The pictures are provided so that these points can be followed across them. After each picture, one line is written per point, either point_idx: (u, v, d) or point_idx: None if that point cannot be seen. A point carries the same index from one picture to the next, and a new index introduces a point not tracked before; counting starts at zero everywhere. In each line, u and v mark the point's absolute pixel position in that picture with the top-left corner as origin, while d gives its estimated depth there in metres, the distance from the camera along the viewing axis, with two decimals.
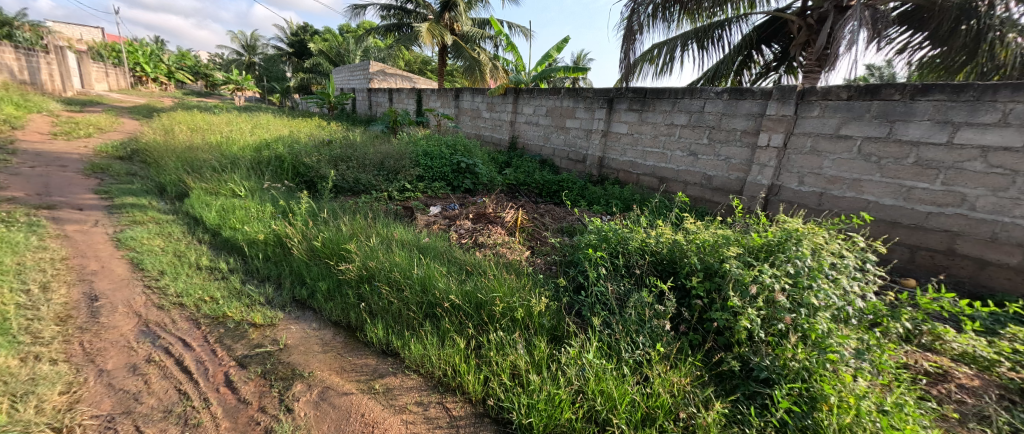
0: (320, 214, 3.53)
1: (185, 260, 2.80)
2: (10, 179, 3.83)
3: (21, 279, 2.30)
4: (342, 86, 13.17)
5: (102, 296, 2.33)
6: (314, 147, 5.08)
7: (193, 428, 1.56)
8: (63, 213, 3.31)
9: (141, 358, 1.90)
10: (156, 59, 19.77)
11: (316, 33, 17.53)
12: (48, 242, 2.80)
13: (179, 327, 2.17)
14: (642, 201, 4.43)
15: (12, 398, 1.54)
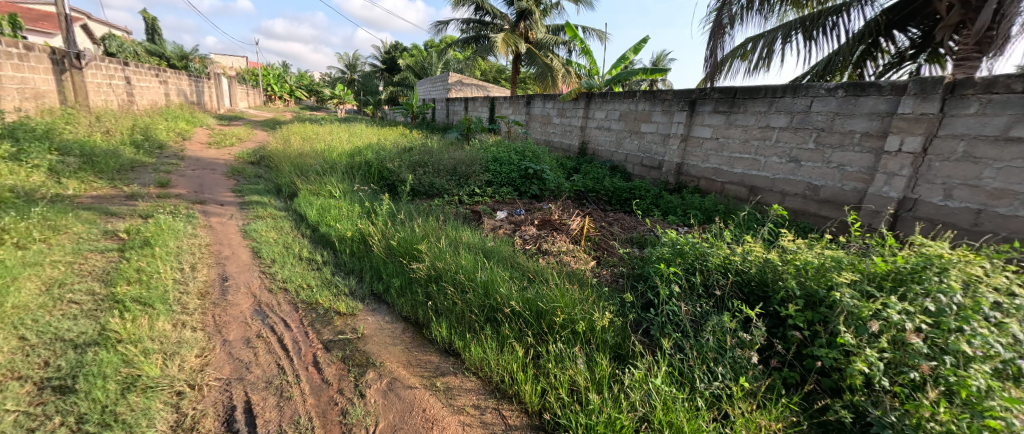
0: (398, 215, 3.79)
1: (291, 251, 3.22)
2: (179, 180, 4.82)
3: (180, 258, 2.84)
4: (425, 97, 14.20)
5: (230, 277, 2.75)
6: (396, 154, 5.52)
7: (286, 400, 1.74)
8: (211, 208, 4.04)
9: (253, 333, 2.19)
10: (282, 80, 23.55)
11: (406, 49, 19.24)
12: (198, 230, 3.43)
13: (282, 309, 2.47)
14: (730, 213, 3.95)
15: (166, 356, 1.89)
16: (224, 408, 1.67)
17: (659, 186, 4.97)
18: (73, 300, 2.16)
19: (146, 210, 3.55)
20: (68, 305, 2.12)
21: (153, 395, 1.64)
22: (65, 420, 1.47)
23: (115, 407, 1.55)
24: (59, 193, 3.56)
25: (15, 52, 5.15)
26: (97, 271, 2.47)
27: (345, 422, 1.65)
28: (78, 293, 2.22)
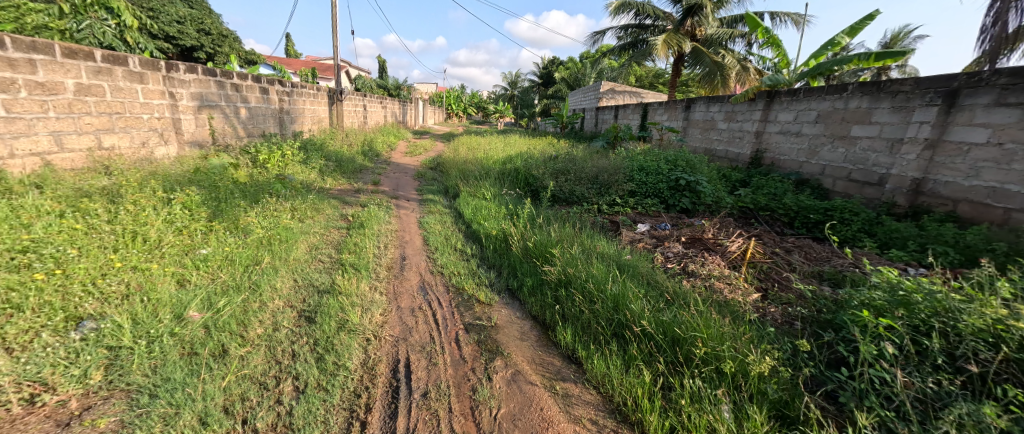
0: (538, 219, 3.96)
1: (449, 242, 3.41)
2: (386, 180, 6.19)
3: (381, 238, 3.27)
4: (576, 107, 14.47)
5: (407, 257, 2.99)
6: (543, 161, 5.80)
7: (433, 365, 1.77)
8: (402, 202, 4.95)
9: (416, 305, 2.28)
10: (459, 100, 27.91)
11: (562, 63, 20.06)
12: (392, 218, 3.97)
13: (438, 288, 2.55)
14: (1022, 254, 2.54)
15: (363, 309, 2.07)
16: (392, 359, 1.75)
17: (877, 209, 3.74)
18: (321, 259, 2.62)
19: (364, 201, 4.53)
20: (318, 261, 2.58)
21: (353, 336, 1.81)
22: (307, 341, 1.73)
23: (333, 338, 1.75)
24: (323, 185, 4.85)
25: (313, 92, 7.64)
26: (335, 241, 3.02)
27: (475, 399, 1.62)
28: (324, 254, 2.70)
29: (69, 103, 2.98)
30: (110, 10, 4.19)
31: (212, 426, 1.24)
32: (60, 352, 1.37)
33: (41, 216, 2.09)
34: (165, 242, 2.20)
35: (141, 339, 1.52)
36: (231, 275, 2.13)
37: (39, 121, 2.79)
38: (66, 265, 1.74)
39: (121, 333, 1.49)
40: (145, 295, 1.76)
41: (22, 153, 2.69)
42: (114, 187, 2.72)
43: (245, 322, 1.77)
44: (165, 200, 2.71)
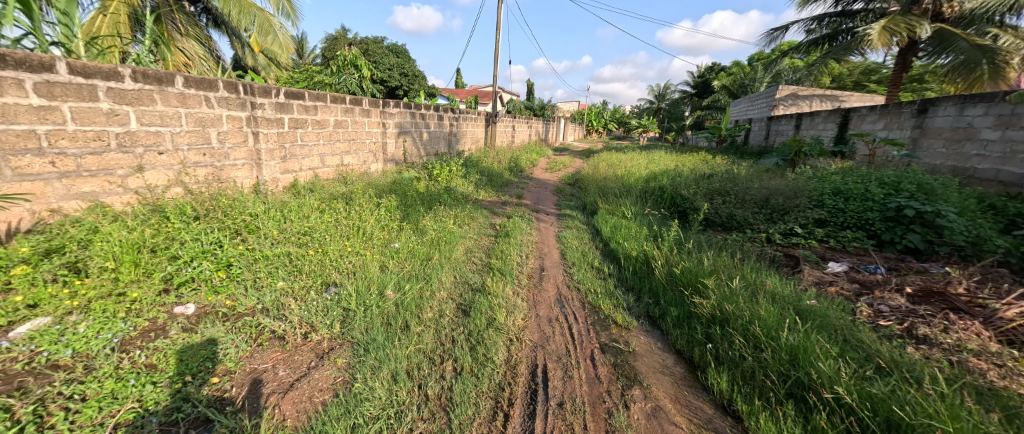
0: (687, 244, 3.57)
1: (586, 258, 3.41)
2: (528, 193, 6.59)
3: (523, 247, 3.51)
4: (740, 118, 12.56)
5: (545, 269, 3.12)
6: (694, 180, 5.23)
7: (568, 378, 1.81)
8: (542, 215, 5.18)
9: (553, 316, 2.37)
10: (601, 116, 27.72)
11: (724, 69, 17.80)
12: (532, 230, 4.21)
13: (574, 303, 2.58)
14: None
15: (508, 312, 2.26)
16: (531, 363, 1.87)
17: None
18: (476, 262, 2.97)
19: (509, 212, 4.94)
20: (471, 263, 2.95)
21: (499, 334, 2.00)
22: (463, 330, 2.00)
23: (483, 332, 1.98)
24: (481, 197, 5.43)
25: (474, 116, 8.80)
26: (487, 246, 3.40)
27: (610, 423, 1.58)
28: (476, 257, 3.06)
29: (330, 133, 4.22)
30: (357, 67, 5.79)
31: (400, 384, 1.55)
32: (319, 305, 1.94)
33: (309, 211, 3.02)
34: (374, 236, 2.88)
35: (361, 305, 2.01)
36: (414, 265, 2.62)
37: (315, 147, 4.03)
38: (323, 246, 2.48)
39: (354, 298, 2.01)
40: (363, 272, 2.30)
41: (305, 168, 3.94)
42: (344, 194, 3.71)
43: (425, 306, 2.15)
44: (375, 204, 3.56)
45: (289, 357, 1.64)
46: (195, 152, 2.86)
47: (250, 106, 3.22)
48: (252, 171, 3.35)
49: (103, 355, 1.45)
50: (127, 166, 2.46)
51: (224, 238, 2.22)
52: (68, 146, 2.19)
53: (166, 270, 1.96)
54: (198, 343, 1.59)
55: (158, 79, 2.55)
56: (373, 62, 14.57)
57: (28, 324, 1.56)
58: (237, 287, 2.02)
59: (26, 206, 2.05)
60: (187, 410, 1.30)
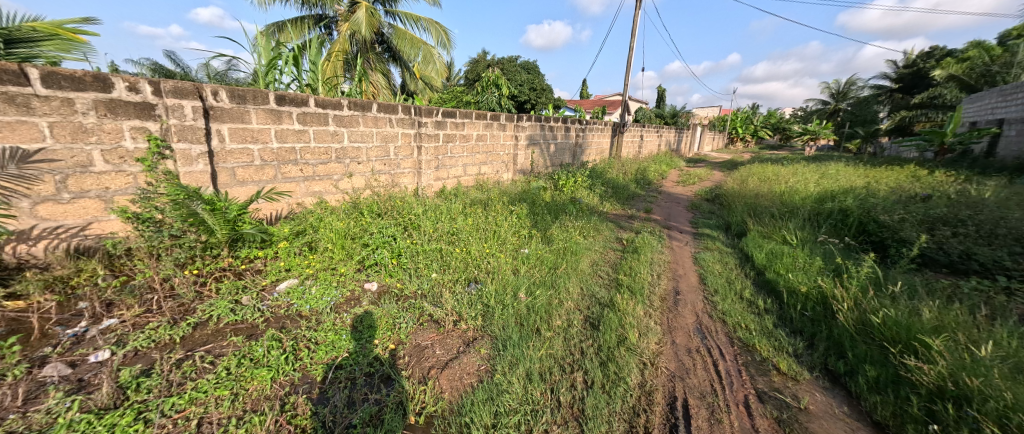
0: (888, 285, 2.74)
1: (733, 287, 2.95)
2: (658, 208, 6.05)
3: (655, 266, 3.26)
4: (978, 118, 9.12)
5: (682, 293, 2.82)
6: (896, 202, 4.01)
7: (716, 422, 1.60)
8: (675, 233, 4.69)
9: (694, 347, 2.13)
10: (751, 123, 23.87)
11: (950, 55, 13.27)
12: (664, 249, 3.86)
13: (720, 337, 2.27)
14: None
15: (642, 333, 2.13)
16: (669, 395, 1.72)
17: None
18: (603, 276, 2.91)
19: (637, 227, 4.63)
20: (599, 276, 2.89)
21: (633, 355, 1.91)
22: (593, 343, 1.98)
23: (615, 350, 1.92)
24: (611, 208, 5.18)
25: (601, 127, 8.65)
26: (616, 260, 3.27)
27: None
28: (604, 272, 2.99)
29: (473, 146, 4.75)
30: (498, 86, 6.35)
31: (535, 384, 1.63)
32: (465, 298, 2.18)
33: (454, 214, 3.43)
34: (508, 240, 3.09)
35: (499, 302, 2.19)
36: (544, 271, 2.71)
37: (460, 159, 4.58)
38: (467, 245, 2.80)
39: (494, 296, 2.21)
40: (500, 273, 2.49)
41: (453, 176, 4.54)
42: (483, 200, 4.10)
43: (556, 313, 2.20)
44: (509, 211, 3.83)
45: (443, 339, 1.89)
46: (379, 163, 3.59)
47: (418, 124, 3.87)
48: (414, 178, 4.03)
49: (325, 312, 1.93)
50: (339, 173, 3.26)
51: (396, 233, 2.71)
52: (310, 158, 3.02)
53: (360, 254, 2.51)
54: (382, 314, 1.98)
55: (362, 106, 3.29)
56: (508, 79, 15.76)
57: (284, 283, 2.21)
58: (403, 273, 2.44)
59: (286, 199, 2.92)
60: (377, 367, 1.63)
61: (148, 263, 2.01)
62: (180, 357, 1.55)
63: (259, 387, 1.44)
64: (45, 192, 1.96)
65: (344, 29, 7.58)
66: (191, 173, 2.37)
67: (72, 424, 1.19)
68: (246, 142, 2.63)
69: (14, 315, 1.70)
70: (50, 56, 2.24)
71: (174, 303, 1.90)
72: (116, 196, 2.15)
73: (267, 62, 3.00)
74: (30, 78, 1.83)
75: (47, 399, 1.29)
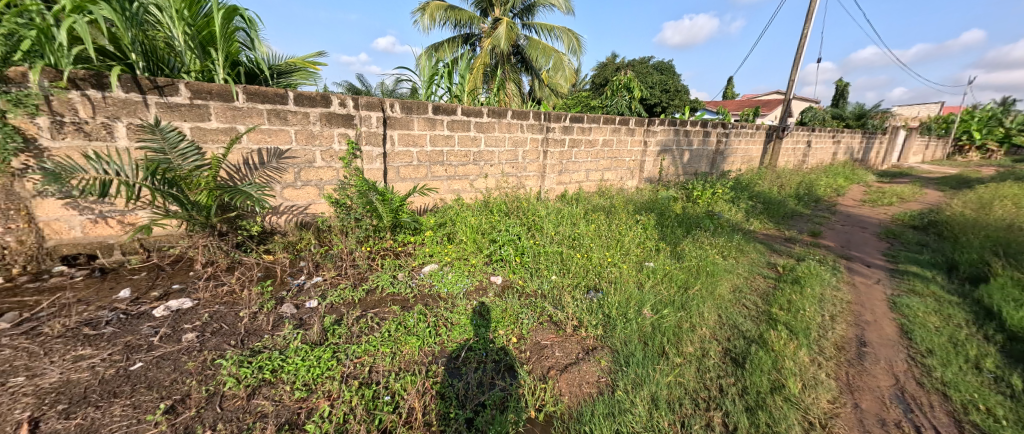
0: None
1: (960, 349, 2.13)
2: (826, 232, 4.63)
3: (825, 303, 2.62)
4: None
5: (870, 345, 2.18)
6: None
7: None
8: (856, 266, 3.54)
9: (889, 419, 1.64)
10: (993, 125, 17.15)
11: None
12: (841, 283, 3.03)
13: (934, 415, 1.69)
14: None
15: (804, 382, 1.76)
16: None
17: None
18: (746, 303, 2.51)
19: (800, 253, 3.71)
20: (742, 305, 2.49)
21: (792, 408, 1.59)
22: (734, 382, 1.72)
23: (764, 396, 1.63)
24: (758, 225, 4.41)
25: (752, 132, 7.45)
26: (765, 284, 2.78)
27: None
28: (748, 300, 2.57)
29: (598, 151, 4.66)
30: (630, 89, 6.06)
31: (662, 412, 1.51)
32: (587, 305, 2.16)
33: (577, 220, 3.42)
34: (632, 251, 2.93)
35: (622, 313, 2.10)
36: (672, 287, 2.49)
37: (584, 164, 4.55)
38: (588, 251, 2.79)
39: (616, 307, 2.14)
40: (622, 284, 2.39)
41: (576, 181, 4.57)
42: (606, 207, 4.00)
43: (686, 337, 2.00)
44: (634, 221, 3.63)
45: (563, 342, 1.90)
46: (509, 165, 3.85)
47: (546, 129, 4.01)
48: (538, 181, 4.20)
49: (459, 298, 2.17)
50: (475, 173, 3.62)
51: (521, 233, 2.88)
52: (454, 160, 3.44)
53: (488, 249, 2.73)
54: (506, 306, 2.13)
55: (499, 113, 3.57)
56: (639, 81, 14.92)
57: (427, 266, 2.56)
58: (525, 272, 2.56)
59: (433, 194, 3.40)
60: (502, 356, 1.75)
61: (339, 239, 2.59)
62: (358, 315, 1.94)
63: (411, 352, 1.69)
64: (288, 180, 2.69)
65: (486, 45, 8.37)
66: (371, 170, 2.99)
67: (296, 349, 1.61)
68: (409, 146, 3.14)
69: (267, 264, 2.42)
70: (297, 83, 3.08)
71: (354, 271, 2.39)
72: (325, 185, 2.83)
73: (427, 79, 3.58)
74: (287, 98, 2.53)
75: (283, 329, 1.77)
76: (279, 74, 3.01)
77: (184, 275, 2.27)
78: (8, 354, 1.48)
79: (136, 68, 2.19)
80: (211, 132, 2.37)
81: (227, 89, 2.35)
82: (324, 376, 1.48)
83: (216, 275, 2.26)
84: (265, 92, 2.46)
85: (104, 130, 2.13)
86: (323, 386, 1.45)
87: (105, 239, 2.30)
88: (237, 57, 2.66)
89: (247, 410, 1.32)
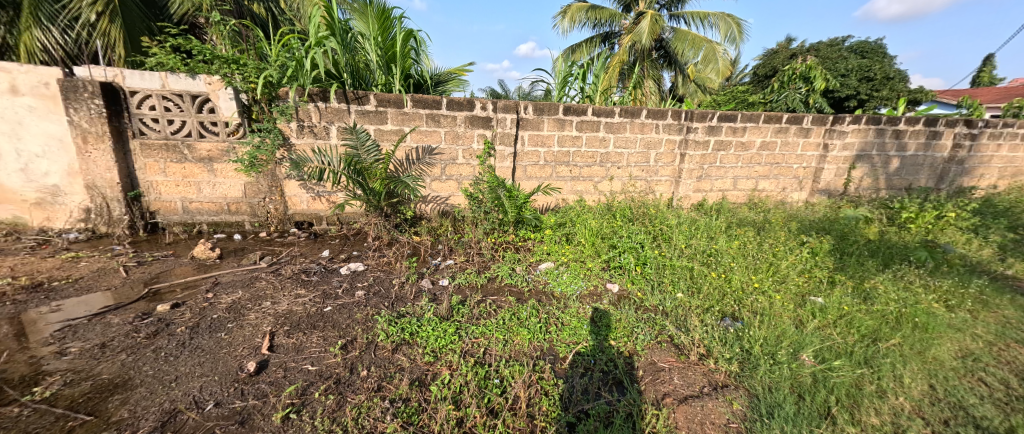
0: None
1: None
2: None
3: None
4: None
5: None
6: None
7: None
8: None
9: None
10: None
11: None
12: None
13: None
14: None
15: None
16: None
17: None
18: (976, 373, 1.78)
19: None
20: (972, 375, 1.74)
21: None
22: None
23: None
24: (1015, 267, 3.07)
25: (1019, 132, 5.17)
26: (1018, 352, 1.92)
27: None
28: (984, 367, 1.79)
29: (752, 155, 3.97)
30: (809, 79, 4.77)
31: None
32: (717, 333, 1.90)
33: (717, 234, 3.02)
34: (790, 279, 2.42)
35: (763, 350, 1.79)
36: (844, 331, 1.97)
37: (732, 169, 3.96)
38: (728, 272, 2.43)
39: (753, 341, 1.83)
40: (773, 318, 2.02)
41: (718, 189, 4.02)
42: (754, 222, 3.42)
43: (854, 398, 1.57)
44: (798, 243, 2.98)
45: (684, 369, 1.72)
46: (638, 168, 3.65)
47: (686, 130, 3.63)
48: (670, 187, 3.85)
49: (571, 300, 2.19)
50: (600, 175, 3.55)
51: (645, 241, 2.71)
52: (579, 161, 3.43)
53: (607, 254, 2.65)
54: (621, 317, 2.05)
55: (632, 113, 3.40)
56: (825, 63, 11.92)
57: (544, 263, 2.64)
58: (646, 283, 2.40)
59: (556, 194, 3.50)
60: (610, 368, 1.70)
61: (470, 228, 2.90)
62: (479, 299, 2.15)
63: (521, 343, 1.79)
64: (435, 173, 3.13)
65: (625, 42, 8.04)
66: (502, 168, 3.23)
67: (428, 319, 1.88)
68: (537, 146, 3.27)
69: (415, 244, 2.87)
70: (450, 90, 3.54)
71: (480, 259, 2.64)
72: (463, 180, 3.19)
73: (560, 81, 3.66)
74: (440, 104, 2.94)
75: (420, 300, 2.07)
76: (438, 83, 3.51)
77: (361, 245, 2.89)
78: (264, 285, 2.14)
79: (346, 84, 2.86)
80: (387, 133, 2.93)
81: (400, 97, 2.86)
82: (448, 347, 1.69)
83: (380, 247, 2.80)
84: (425, 99, 2.90)
85: (322, 131, 2.85)
86: (446, 356, 1.65)
87: (318, 212, 3.06)
88: (409, 70, 3.18)
89: (392, 361, 1.59)
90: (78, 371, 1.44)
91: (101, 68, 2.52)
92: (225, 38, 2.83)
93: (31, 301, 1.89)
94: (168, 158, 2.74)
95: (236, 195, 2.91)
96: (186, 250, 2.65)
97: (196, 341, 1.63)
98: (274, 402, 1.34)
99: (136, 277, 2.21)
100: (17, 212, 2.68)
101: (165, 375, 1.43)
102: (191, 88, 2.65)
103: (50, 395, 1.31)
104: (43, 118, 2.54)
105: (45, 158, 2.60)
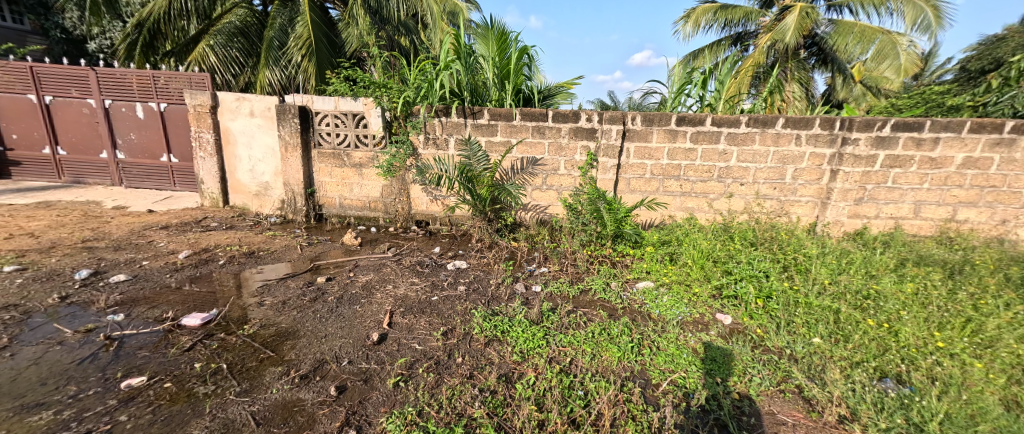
0: None
1: None
2: None
3: None
4: None
5: None
6: None
7: None
8: None
9: None
10: None
11: None
12: None
13: None
14: None
15: None
16: None
17: None
18: None
19: None
20: None
21: None
22: None
23: None
24: None
25: None
26: None
27: None
28: None
29: (947, 176, 3.06)
30: None
31: None
32: (865, 393, 1.53)
33: (884, 273, 2.42)
34: (1005, 343, 1.78)
35: (939, 425, 1.37)
36: None
37: (912, 192, 3.12)
38: (896, 323, 1.94)
39: (924, 413, 1.42)
40: (963, 391, 1.53)
41: (886, 216, 3.22)
42: (942, 262, 2.63)
43: None
44: (1020, 296, 2.17)
45: (813, 428, 1.43)
46: (769, 186, 3.18)
47: (840, 142, 3.03)
48: (814, 210, 3.25)
49: (672, 324, 2.04)
50: (717, 192, 3.21)
51: (773, 270, 2.35)
52: (692, 175, 3.17)
53: (719, 281, 2.38)
54: (731, 354, 1.83)
55: (764, 122, 3.00)
56: None
57: (642, 282, 2.52)
58: (769, 321, 2.07)
59: (662, 210, 3.30)
60: (712, 408, 1.51)
61: (567, 239, 2.94)
62: (570, 310, 2.16)
63: (610, 361, 1.74)
64: (537, 183, 3.26)
65: (761, 42, 7.08)
66: (604, 179, 3.19)
67: (519, 321, 1.99)
68: (644, 158, 3.14)
69: (513, 249, 3.04)
70: (558, 103, 3.65)
71: (576, 271, 2.64)
72: (564, 190, 3.24)
73: (677, 90, 3.44)
74: (547, 116, 3.06)
75: (512, 303, 2.19)
76: (546, 97, 3.66)
77: (466, 245, 3.19)
78: (389, 271, 2.55)
79: (465, 100, 3.20)
80: (496, 144, 3.18)
81: (510, 112, 3.08)
82: (535, 351, 1.76)
83: (482, 249, 3.05)
84: (533, 113, 3.07)
85: (443, 143, 3.25)
86: (533, 358, 1.72)
87: (434, 213, 3.47)
88: (521, 86, 3.40)
89: (483, 354, 1.73)
90: (268, 319, 1.94)
91: (299, 95, 3.38)
92: (379, 67, 3.46)
93: (247, 263, 2.63)
94: (334, 163, 3.47)
95: (376, 195, 3.49)
96: (338, 237, 3.31)
97: (340, 309, 2.04)
98: (388, 370, 1.59)
99: (305, 254, 2.86)
100: (246, 200, 3.77)
101: (319, 331, 1.83)
102: (353, 108, 3.31)
103: (253, 332, 1.81)
104: (265, 132, 3.50)
105: (264, 162, 3.59)
